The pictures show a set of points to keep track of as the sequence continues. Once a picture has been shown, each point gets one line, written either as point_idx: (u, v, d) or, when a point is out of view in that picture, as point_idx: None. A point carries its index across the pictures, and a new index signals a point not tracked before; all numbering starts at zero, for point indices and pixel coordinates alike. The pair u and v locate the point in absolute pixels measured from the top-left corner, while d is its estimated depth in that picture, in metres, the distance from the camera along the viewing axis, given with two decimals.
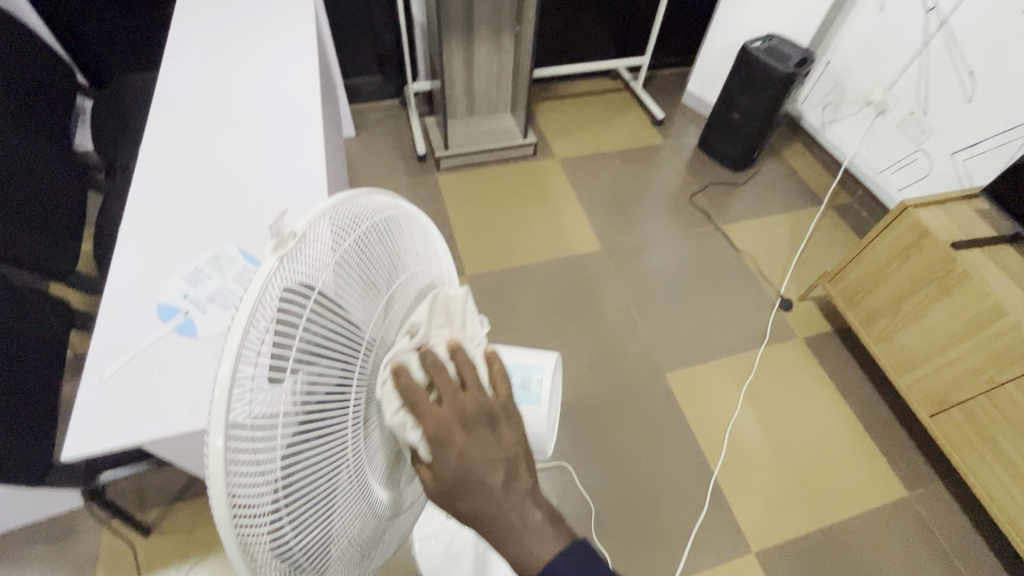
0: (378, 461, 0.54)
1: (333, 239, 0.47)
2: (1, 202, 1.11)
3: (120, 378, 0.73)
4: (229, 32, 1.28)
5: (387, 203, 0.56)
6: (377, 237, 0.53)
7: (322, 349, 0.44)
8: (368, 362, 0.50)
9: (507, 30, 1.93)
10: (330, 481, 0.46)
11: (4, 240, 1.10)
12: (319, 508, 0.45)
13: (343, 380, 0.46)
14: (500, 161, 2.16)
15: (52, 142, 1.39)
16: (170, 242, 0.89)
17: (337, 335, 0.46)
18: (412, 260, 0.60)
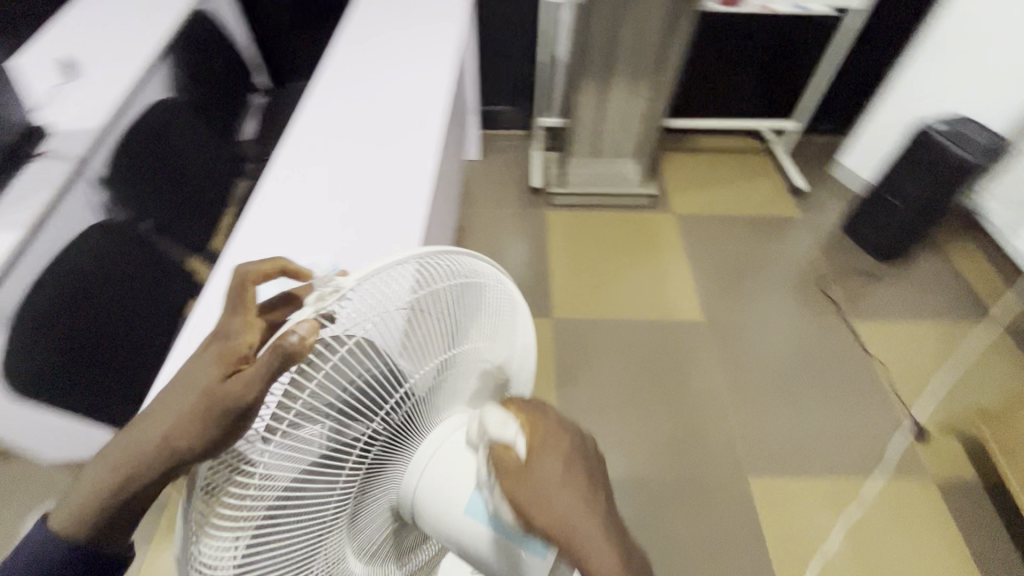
0: (368, 526, 0.51)
1: (385, 298, 0.45)
2: (168, 180, 1.29)
3: None
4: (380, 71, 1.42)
5: (470, 266, 0.52)
6: (443, 303, 0.50)
7: (343, 407, 0.42)
8: (386, 431, 0.46)
9: (647, 77, 1.87)
10: (308, 542, 0.44)
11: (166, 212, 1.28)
12: (291, 563, 0.44)
13: (344, 445, 0.43)
14: (614, 207, 2.09)
15: (221, 131, 1.59)
16: (279, 247, 0.96)
17: (363, 396, 0.43)
18: (481, 333, 0.55)
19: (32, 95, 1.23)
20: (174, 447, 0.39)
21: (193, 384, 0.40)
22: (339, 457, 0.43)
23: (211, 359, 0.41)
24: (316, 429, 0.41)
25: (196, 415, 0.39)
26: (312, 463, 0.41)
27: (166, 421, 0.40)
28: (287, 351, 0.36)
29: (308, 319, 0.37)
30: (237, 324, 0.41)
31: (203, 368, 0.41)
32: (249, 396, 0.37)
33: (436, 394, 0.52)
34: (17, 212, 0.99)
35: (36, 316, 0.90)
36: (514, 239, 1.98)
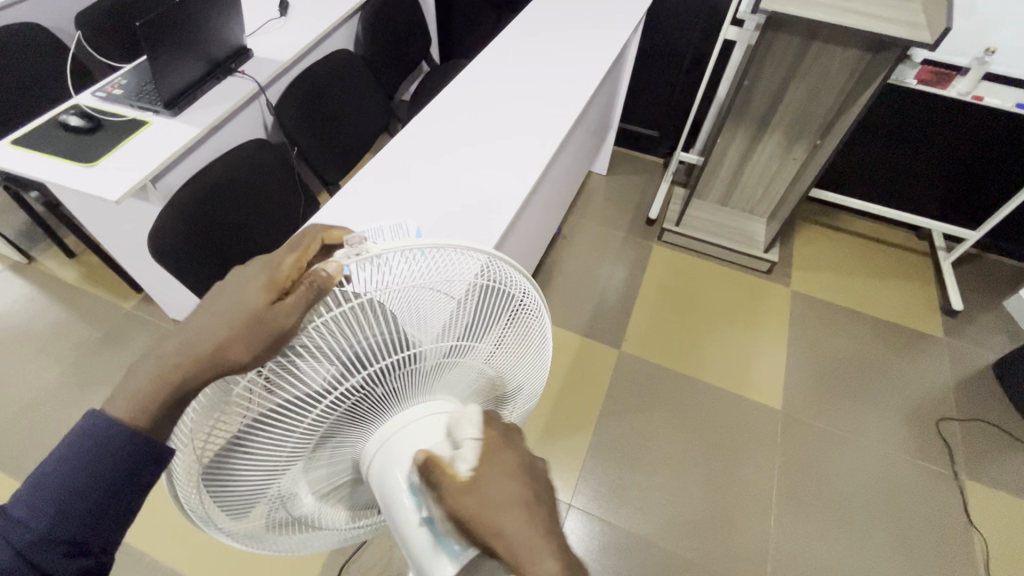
0: (329, 476, 0.53)
1: (408, 272, 0.48)
2: (326, 119, 1.48)
3: None
4: (531, 70, 1.49)
5: (503, 273, 0.53)
6: (463, 296, 0.51)
7: (342, 354, 0.44)
8: (368, 393, 0.47)
9: (806, 139, 1.73)
10: (270, 468, 0.47)
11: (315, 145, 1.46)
12: (249, 481, 0.47)
13: (325, 392, 0.45)
14: (726, 262, 1.97)
15: (385, 88, 1.78)
16: (381, 203, 1.06)
17: (363, 352, 0.45)
18: (494, 335, 0.56)
19: (251, 25, 1.48)
20: (218, 353, 0.41)
21: (239, 301, 0.42)
22: (323, 399, 0.45)
23: (256, 284, 0.42)
24: (311, 365, 0.44)
25: (241, 330, 0.41)
26: (300, 395, 0.44)
27: (205, 338, 0.42)
28: (321, 286, 0.41)
29: (336, 262, 0.41)
30: (283, 259, 0.43)
31: (245, 294, 0.42)
32: (284, 327, 0.40)
33: (432, 378, 0.52)
34: (206, 116, 1.21)
35: (190, 200, 1.10)
36: (611, 262, 1.96)
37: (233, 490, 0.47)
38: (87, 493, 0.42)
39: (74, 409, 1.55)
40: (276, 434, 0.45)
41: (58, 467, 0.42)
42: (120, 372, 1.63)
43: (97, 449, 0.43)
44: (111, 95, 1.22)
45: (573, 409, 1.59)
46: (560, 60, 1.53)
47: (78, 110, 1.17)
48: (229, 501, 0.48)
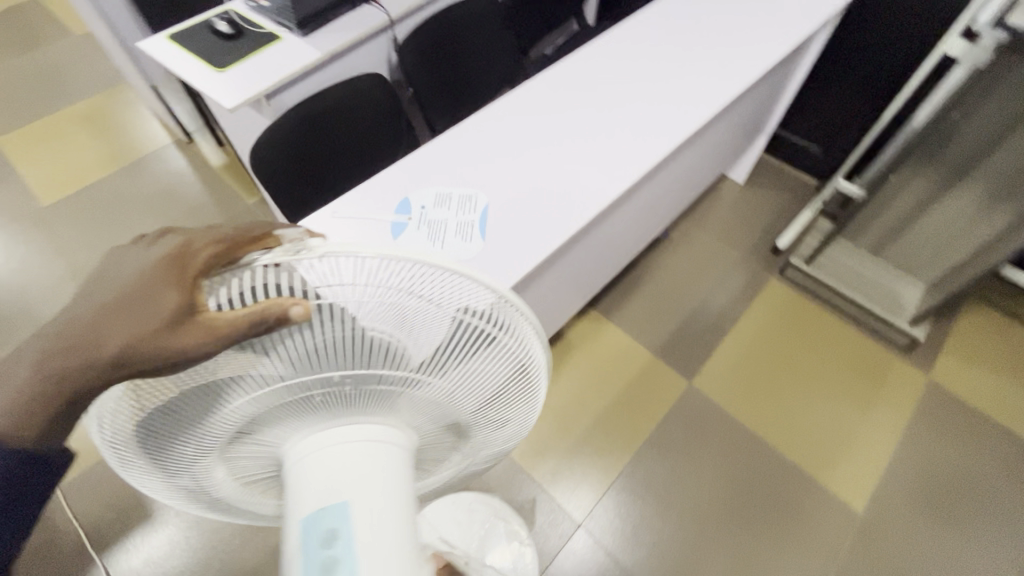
0: (264, 455, 0.50)
1: (409, 287, 0.40)
2: (451, 68, 1.44)
3: (340, 224, 0.89)
4: (675, 46, 1.28)
5: (516, 319, 0.46)
6: (463, 329, 0.44)
7: (300, 349, 0.40)
8: (323, 393, 0.44)
9: (1015, 203, 1.33)
10: (209, 431, 0.45)
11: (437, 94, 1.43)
12: (187, 438, 0.45)
13: (277, 378, 0.42)
14: (853, 321, 1.65)
15: (523, 41, 1.67)
16: (460, 165, 1.00)
17: (321, 351, 0.41)
18: (484, 376, 0.49)
19: None
20: (122, 357, 0.37)
21: (144, 302, 0.37)
22: (274, 385, 0.42)
23: (161, 281, 0.36)
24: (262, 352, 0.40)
25: (148, 343, 0.36)
26: (241, 379, 0.41)
27: (110, 334, 0.37)
28: (267, 323, 0.36)
29: (300, 304, 0.36)
30: (193, 243, 0.37)
31: (152, 294, 0.36)
32: (212, 345, 0.36)
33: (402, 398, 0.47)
34: (331, 41, 1.22)
35: (294, 125, 1.14)
36: (714, 284, 1.73)
37: (165, 443, 0.45)
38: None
39: None
40: (219, 403, 0.42)
41: None
42: None
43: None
44: (258, 6, 1.28)
45: (617, 429, 1.47)
46: (715, 41, 1.30)
47: (227, 16, 1.25)
48: (157, 451, 0.45)
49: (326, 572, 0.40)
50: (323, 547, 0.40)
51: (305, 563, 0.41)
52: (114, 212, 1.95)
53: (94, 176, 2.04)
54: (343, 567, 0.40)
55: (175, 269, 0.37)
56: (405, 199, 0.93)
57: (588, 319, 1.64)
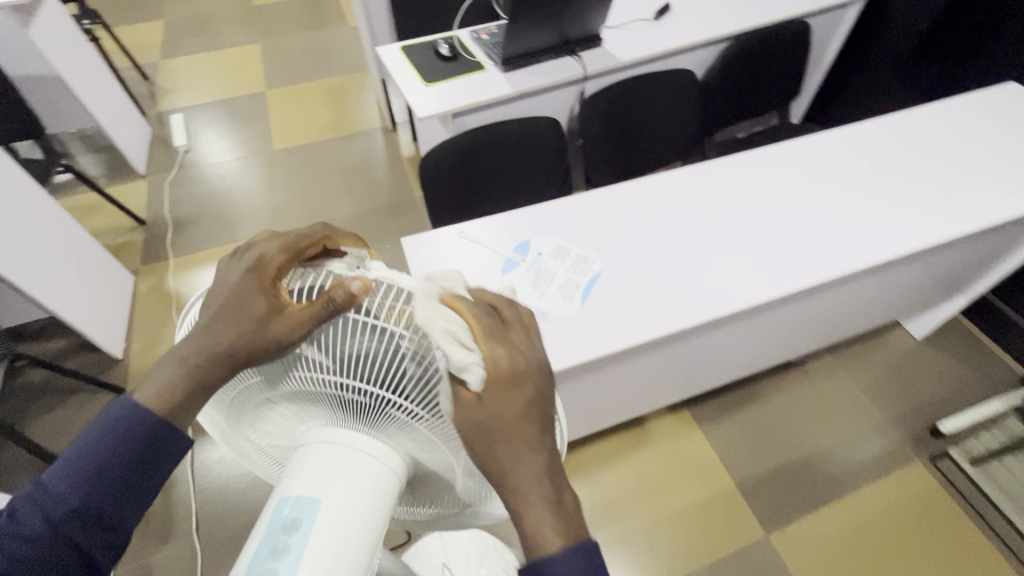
0: None
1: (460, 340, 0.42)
2: (627, 131, 1.46)
3: (461, 246, 0.96)
4: (876, 168, 1.14)
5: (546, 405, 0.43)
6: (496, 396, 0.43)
7: (354, 365, 0.43)
8: (364, 410, 0.46)
9: None
10: (278, 406, 0.50)
11: (606, 152, 1.47)
12: (262, 407, 0.51)
13: (329, 387, 0.45)
14: (1012, 556, 1.30)
15: (710, 122, 1.64)
16: (590, 226, 1.01)
17: (368, 373, 0.43)
18: None
19: (619, 18, 1.52)
20: (236, 351, 0.43)
21: (241, 308, 0.43)
22: (328, 391, 0.45)
23: (253, 287, 0.43)
24: (326, 355, 0.44)
25: (251, 338, 0.42)
26: (300, 364, 0.45)
27: (224, 332, 0.43)
28: (337, 299, 0.40)
29: (360, 280, 0.41)
30: (267, 249, 0.43)
31: (245, 299, 0.43)
32: (300, 332, 0.41)
33: (430, 439, 0.47)
34: (526, 82, 1.33)
35: (466, 145, 1.26)
36: (840, 439, 1.48)
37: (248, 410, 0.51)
38: (86, 492, 0.44)
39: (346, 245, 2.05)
40: (286, 387, 0.47)
41: (85, 472, 0.44)
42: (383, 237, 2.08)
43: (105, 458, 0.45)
44: (478, 38, 1.45)
45: (664, 547, 1.33)
46: (929, 175, 1.13)
47: (450, 42, 1.43)
48: (241, 416, 0.52)
49: (276, 556, 0.41)
50: (279, 531, 0.42)
51: (259, 541, 0.42)
52: (318, 171, 2.34)
53: (316, 138, 2.47)
54: (288, 562, 0.41)
55: (258, 270, 0.43)
56: (525, 241, 0.97)
57: (678, 417, 1.52)
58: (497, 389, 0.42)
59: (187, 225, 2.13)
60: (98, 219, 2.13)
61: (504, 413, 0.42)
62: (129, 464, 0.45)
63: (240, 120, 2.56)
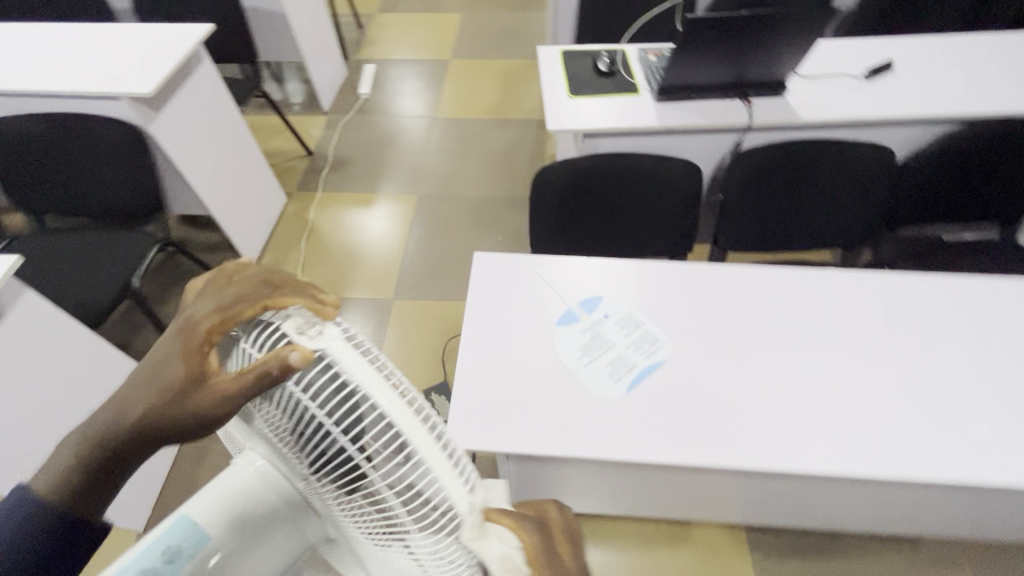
0: None
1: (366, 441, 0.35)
2: (781, 202, 1.24)
3: (528, 279, 0.90)
4: None
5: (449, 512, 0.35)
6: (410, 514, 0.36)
7: (279, 426, 0.39)
8: (297, 470, 0.43)
9: None
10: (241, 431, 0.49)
11: (747, 218, 1.27)
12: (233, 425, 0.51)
13: (268, 434, 0.42)
14: None
15: (898, 216, 1.33)
16: (676, 304, 0.87)
17: (291, 438, 0.39)
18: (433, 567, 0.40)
19: (819, 68, 1.28)
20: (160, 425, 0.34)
21: (162, 377, 0.34)
22: (268, 437, 0.43)
23: (175, 351, 0.34)
24: (259, 405, 0.40)
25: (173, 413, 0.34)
26: (248, 403, 0.42)
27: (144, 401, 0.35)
28: (273, 375, 0.33)
29: (298, 353, 0.33)
30: (197, 309, 0.34)
31: (166, 368, 0.34)
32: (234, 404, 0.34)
33: (354, 526, 0.42)
34: (676, 118, 1.19)
35: (586, 170, 1.17)
36: None
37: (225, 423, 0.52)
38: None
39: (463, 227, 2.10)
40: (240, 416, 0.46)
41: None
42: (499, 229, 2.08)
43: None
44: (645, 57, 1.33)
45: None
46: None
47: (614, 56, 1.33)
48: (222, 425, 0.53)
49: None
50: (157, 558, 0.38)
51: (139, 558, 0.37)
52: (466, 147, 2.41)
53: (475, 115, 2.54)
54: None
55: (185, 331, 0.34)
56: (596, 297, 0.87)
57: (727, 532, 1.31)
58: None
59: (342, 166, 2.35)
60: (279, 141, 2.44)
61: None
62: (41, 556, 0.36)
63: (418, 81, 2.74)
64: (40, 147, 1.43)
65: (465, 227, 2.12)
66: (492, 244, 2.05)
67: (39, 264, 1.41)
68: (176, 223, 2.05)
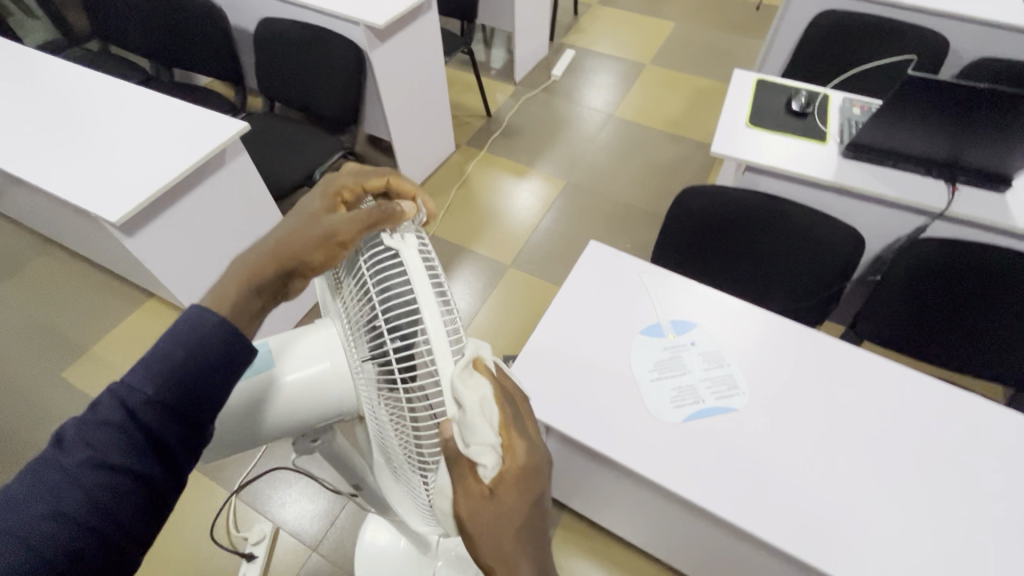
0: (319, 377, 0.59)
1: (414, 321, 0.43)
2: (954, 308, 1.07)
3: (632, 283, 0.91)
4: None
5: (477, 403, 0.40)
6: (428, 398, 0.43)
7: (361, 307, 0.49)
8: (360, 358, 0.52)
9: None
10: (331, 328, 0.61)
11: (903, 311, 1.12)
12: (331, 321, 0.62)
13: (350, 321, 0.52)
14: None
15: None
16: (775, 362, 0.82)
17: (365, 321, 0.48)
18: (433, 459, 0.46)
19: None
20: (301, 249, 0.48)
21: (298, 220, 0.50)
22: (349, 322, 0.53)
23: (310, 208, 0.52)
24: (353, 288, 0.51)
25: (307, 231, 0.49)
26: (345, 291, 0.53)
27: (297, 235, 0.49)
28: (387, 208, 0.48)
29: (406, 205, 0.50)
30: (346, 180, 0.54)
31: (303, 218, 0.50)
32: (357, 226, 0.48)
33: (385, 417, 0.50)
34: (858, 181, 1.09)
35: (738, 203, 1.12)
36: None
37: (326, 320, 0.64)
38: (160, 383, 0.42)
39: (599, 224, 2.14)
40: (336, 307, 0.57)
41: (152, 366, 0.42)
42: (632, 237, 2.08)
43: (195, 341, 0.43)
44: (849, 108, 1.21)
45: None
46: None
47: (813, 98, 1.24)
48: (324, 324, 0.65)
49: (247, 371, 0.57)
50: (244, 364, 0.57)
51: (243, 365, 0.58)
52: (631, 150, 2.41)
53: (651, 122, 2.53)
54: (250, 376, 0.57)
55: (334, 200, 0.53)
56: (691, 324, 0.85)
57: None
58: (516, 484, 0.41)
59: (511, 134, 2.50)
60: (468, 97, 2.66)
61: (507, 517, 0.41)
62: (197, 356, 0.43)
63: (608, 75, 2.78)
64: (290, 48, 1.74)
65: (601, 223, 2.15)
66: (619, 248, 2.05)
67: (258, 138, 1.74)
68: (363, 140, 2.36)
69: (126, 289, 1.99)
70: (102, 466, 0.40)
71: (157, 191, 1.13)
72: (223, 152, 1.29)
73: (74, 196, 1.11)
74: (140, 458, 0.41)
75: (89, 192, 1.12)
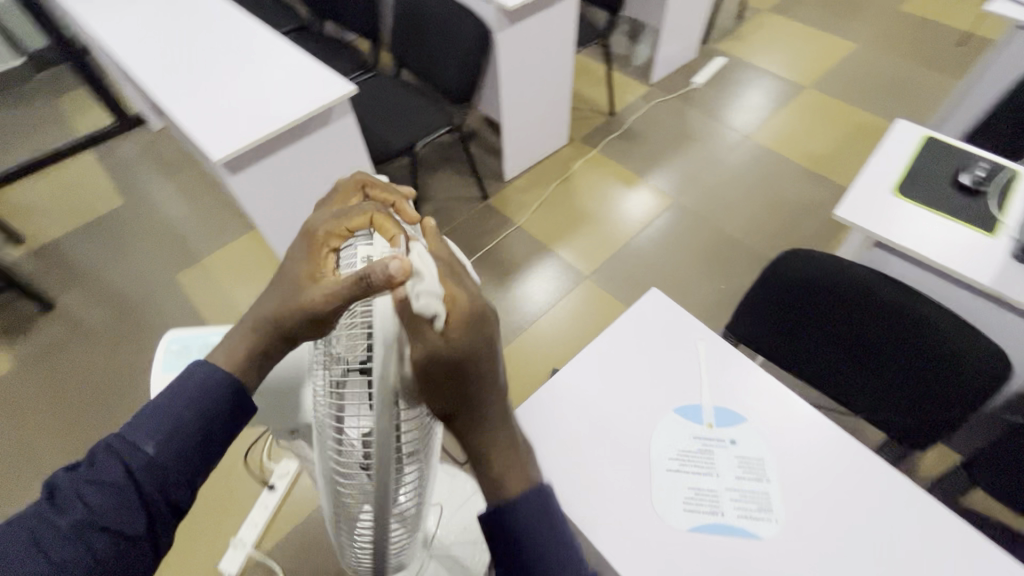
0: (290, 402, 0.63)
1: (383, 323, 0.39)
2: None
3: (685, 348, 0.79)
4: None
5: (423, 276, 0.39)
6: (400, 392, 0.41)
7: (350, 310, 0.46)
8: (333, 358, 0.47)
9: None
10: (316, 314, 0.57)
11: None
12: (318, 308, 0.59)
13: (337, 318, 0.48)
14: None
15: None
16: (831, 497, 0.66)
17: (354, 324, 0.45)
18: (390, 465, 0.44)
19: None
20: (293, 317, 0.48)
21: (289, 282, 0.48)
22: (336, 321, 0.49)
23: (301, 262, 0.48)
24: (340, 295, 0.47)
25: (295, 302, 0.47)
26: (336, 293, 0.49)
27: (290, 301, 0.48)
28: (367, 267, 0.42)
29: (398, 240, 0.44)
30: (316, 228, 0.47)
31: (294, 278, 0.48)
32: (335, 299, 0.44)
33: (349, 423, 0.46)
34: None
35: (850, 282, 0.93)
36: None
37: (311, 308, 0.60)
38: (162, 445, 0.47)
39: (694, 255, 1.95)
40: None
41: (157, 432, 0.47)
42: (727, 279, 1.87)
43: (199, 400, 0.49)
44: None
45: None
46: None
47: (994, 173, 0.98)
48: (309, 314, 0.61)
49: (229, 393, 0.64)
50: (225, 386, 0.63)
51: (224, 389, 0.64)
52: (756, 182, 2.15)
53: (789, 154, 2.23)
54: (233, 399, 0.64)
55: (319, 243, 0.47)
56: (740, 417, 0.72)
57: None
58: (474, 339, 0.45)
59: (628, 138, 2.35)
60: (595, 90, 2.54)
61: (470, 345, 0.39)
62: (198, 417, 0.49)
63: (754, 92, 2.49)
64: (425, 16, 1.76)
65: (697, 255, 1.96)
66: (709, 286, 1.86)
67: (375, 100, 1.80)
68: (478, 116, 2.37)
69: (242, 213, 2.21)
70: (91, 526, 0.43)
71: (261, 137, 1.21)
72: (330, 110, 1.34)
73: (195, 127, 1.21)
74: (137, 521, 0.45)
75: (207, 127, 1.22)
